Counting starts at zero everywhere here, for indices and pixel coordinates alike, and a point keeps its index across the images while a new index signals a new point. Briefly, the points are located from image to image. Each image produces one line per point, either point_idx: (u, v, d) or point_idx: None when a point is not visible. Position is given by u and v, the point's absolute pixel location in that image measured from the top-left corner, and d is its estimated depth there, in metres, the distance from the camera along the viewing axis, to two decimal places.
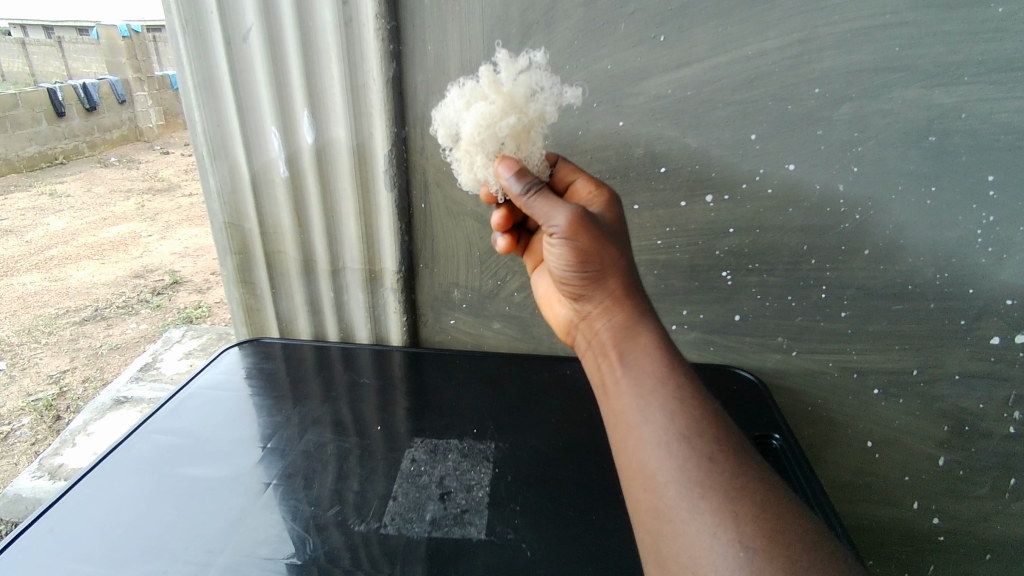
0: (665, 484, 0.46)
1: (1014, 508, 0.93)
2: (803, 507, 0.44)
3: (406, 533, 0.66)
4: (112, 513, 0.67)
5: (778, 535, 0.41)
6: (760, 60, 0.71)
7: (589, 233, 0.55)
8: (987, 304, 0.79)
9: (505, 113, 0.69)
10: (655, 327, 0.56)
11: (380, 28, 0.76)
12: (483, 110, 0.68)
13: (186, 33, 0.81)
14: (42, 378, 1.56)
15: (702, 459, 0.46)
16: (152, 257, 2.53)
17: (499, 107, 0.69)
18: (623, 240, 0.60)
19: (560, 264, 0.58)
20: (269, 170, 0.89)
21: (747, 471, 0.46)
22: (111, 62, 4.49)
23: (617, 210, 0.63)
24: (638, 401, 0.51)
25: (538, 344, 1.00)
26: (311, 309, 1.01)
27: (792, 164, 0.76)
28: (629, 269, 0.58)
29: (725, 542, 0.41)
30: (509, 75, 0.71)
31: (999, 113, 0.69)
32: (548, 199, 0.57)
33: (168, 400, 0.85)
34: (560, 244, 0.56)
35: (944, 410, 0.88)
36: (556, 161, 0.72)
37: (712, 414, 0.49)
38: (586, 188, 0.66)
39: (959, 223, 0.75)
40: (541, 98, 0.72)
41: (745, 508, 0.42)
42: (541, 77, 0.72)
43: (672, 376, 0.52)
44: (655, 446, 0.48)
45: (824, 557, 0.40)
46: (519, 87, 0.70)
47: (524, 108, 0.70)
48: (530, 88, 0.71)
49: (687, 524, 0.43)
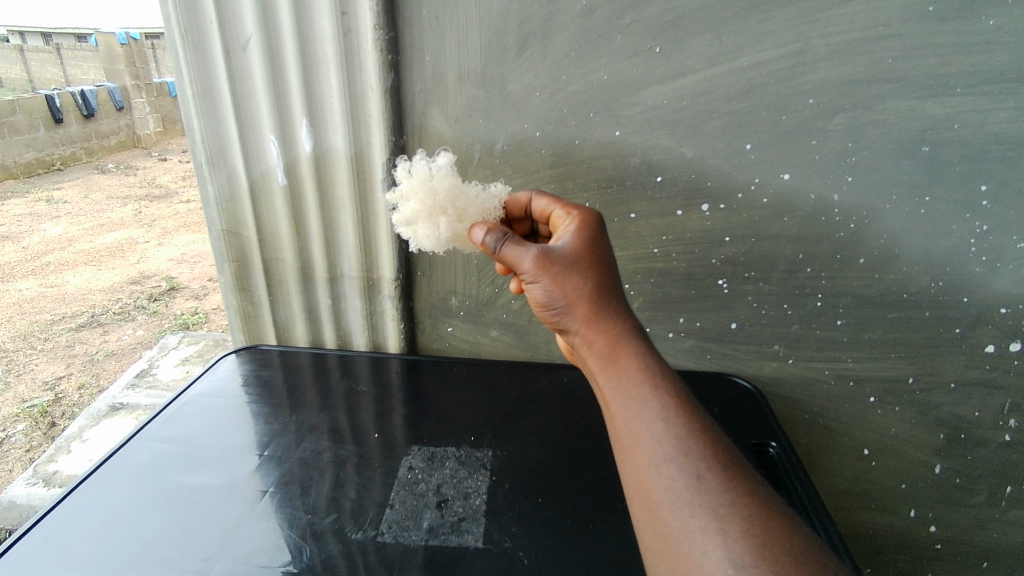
0: (658, 503, 0.46)
1: (1011, 516, 0.93)
2: (793, 518, 0.44)
3: (404, 542, 0.65)
4: (108, 521, 0.66)
5: (766, 551, 0.41)
6: (754, 71, 0.72)
7: (553, 269, 0.57)
8: (980, 312, 0.80)
9: (435, 224, 0.77)
10: (641, 349, 0.55)
11: (379, 39, 0.77)
12: (421, 234, 0.78)
13: (185, 42, 0.81)
14: (38, 386, 1.62)
15: (692, 478, 0.46)
16: (149, 263, 2.54)
17: (427, 223, 0.78)
18: (606, 266, 0.59)
19: (542, 307, 0.60)
20: (268, 178, 0.90)
21: (736, 485, 0.45)
22: (109, 69, 4.52)
23: (596, 229, 0.62)
24: (627, 422, 0.50)
25: (535, 351, 1.01)
26: (308, 316, 1.01)
27: (787, 174, 0.77)
28: (610, 293, 0.58)
29: (713, 559, 0.42)
30: (406, 196, 0.78)
31: (991, 124, 0.70)
32: (515, 243, 0.60)
33: (164, 408, 0.84)
34: (532, 285, 0.58)
35: (940, 417, 0.88)
36: (530, 202, 0.73)
37: (699, 430, 0.49)
38: (565, 208, 0.66)
39: (952, 232, 0.76)
40: (439, 178, 0.78)
41: (734, 525, 0.43)
42: (415, 168, 0.78)
43: (655, 397, 0.50)
44: (646, 466, 0.48)
45: (811, 570, 0.41)
46: (420, 192, 0.77)
47: (438, 202, 0.77)
48: (425, 182, 0.77)
49: (679, 542, 0.44)
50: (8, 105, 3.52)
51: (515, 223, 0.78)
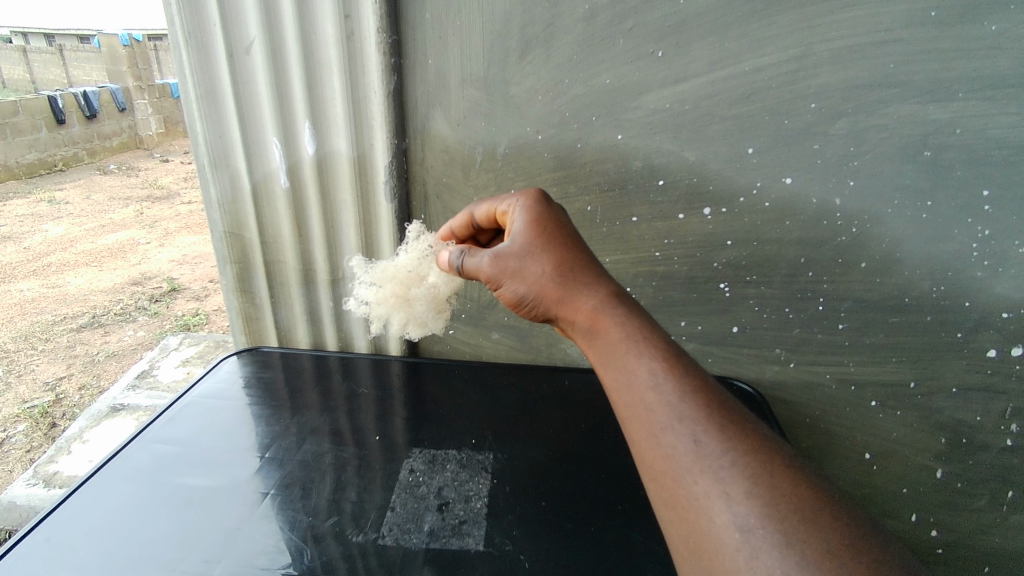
0: (662, 473, 0.46)
1: (1013, 521, 0.90)
2: (799, 470, 0.43)
3: (404, 545, 0.65)
4: (110, 521, 0.67)
5: (772, 510, 0.41)
6: (756, 75, 0.72)
7: (510, 268, 0.60)
8: (981, 317, 0.79)
9: (414, 300, 0.87)
10: (620, 316, 0.54)
11: (381, 42, 0.79)
12: (419, 326, 0.88)
13: (188, 45, 0.81)
14: (39, 387, 1.65)
15: (691, 443, 0.45)
16: (150, 264, 2.54)
17: (417, 305, 0.87)
18: (566, 245, 0.60)
19: (520, 307, 0.62)
20: (270, 180, 0.90)
21: (739, 445, 0.45)
22: (113, 70, 4.55)
23: (541, 206, 0.63)
24: (621, 397, 0.51)
25: (537, 354, 1.01)
26: (310, 318, 1.01)
27: (789, 178, 0.77)
28: (571, 269, 0.58)
29: (720, 524, 0.42)
30: (379, 310, 0.87)
31: (994, 129, 0.69)
32: (470, 255, 0.64)
33: (166, 409, 0.85)
34: (501, 288, 0.62)
35: (941, 421, 0.87)
36: (472, 215, 0.73)
37: (693, 393, 0.48)
38: (511, 197, 0.66)
39: (953, 237, 0.75)
40: (378, 275, 0.87)
41: (737, 487, 0.42)
42: (361, 292, 0.89)
43: (641, 365, 0.50)
44: (646, 438, 0.48)
45: (823, 522, 0.40)
46: (381, 293, 0.87)
47: (403, 282, 0.86)
48: (375, 288, 0.88)
49: (687, 510, 0.44)
50: (12, 106, 3.54)
51: (479, 235, 0.77)
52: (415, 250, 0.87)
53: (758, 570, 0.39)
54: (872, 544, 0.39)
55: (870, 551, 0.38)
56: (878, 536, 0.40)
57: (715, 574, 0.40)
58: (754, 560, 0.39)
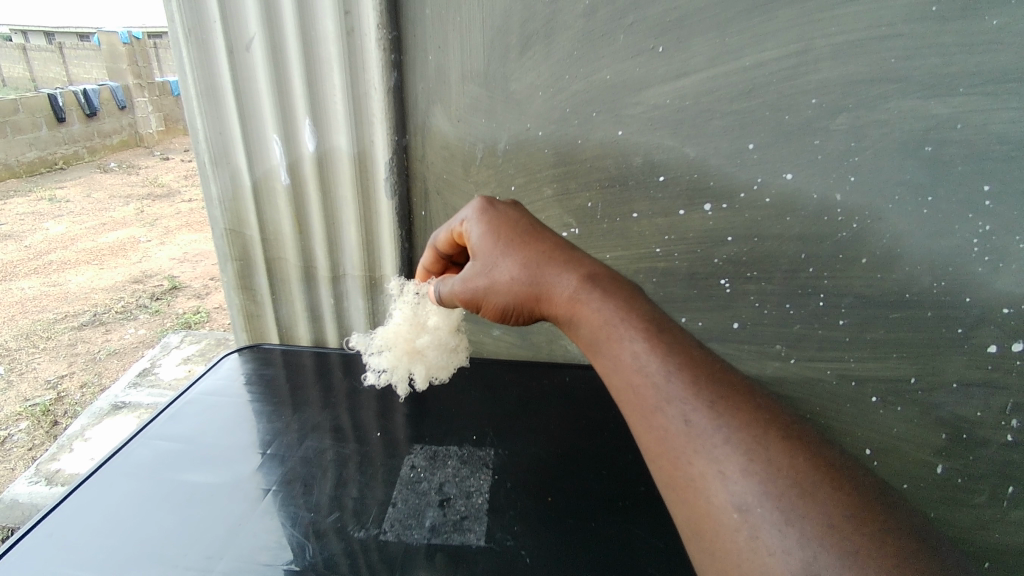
0: (657, 456, 0.46)
1: (1013, 517, 0.89)
2: (793, 440, 0.43)
3: (405, 540, 0.65)
4: (113, 518, 0.67)
5: (770, 487, 0.41)
6: (757, 71, 0.72)
7: (483, 283, 0.61)
8: (982, 311, 0.77)
9: (427, 349, 0.86)
10: (595, 301, 0.54)
11: (382, 38, 0.79)
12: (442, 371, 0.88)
13: (188, 41, 0.81)
14: (40, 385, 1.66)
15: (681, 424, 0.45)
16: (150, 262, 2.54)
17: (433, 351, 0.87)
18: (531, 241, 0.60)
19: (504, 317, 0.62)
20: (270, 176, 0.90)
21: (731, 422, 0.44)
22: (113, 69, 4.55)
23: (493, 210, 0.63)
24: (613, 391, 0.51)
25: (537, 350, 1.01)
26: (311, 316, 1.02)
27: (790, 174, 0.77)
28: (537, 266, 0.58)
29: (718, 503, 0.42)
30: (398, 370, 0.87)
31: (994, 124, 0.68)
32: (446, 284, 0.66)
33: (167, 406, 0.85)
34: (480, 302, 0.63)
35: (942, 417, 0.86)
36: (438, 246, 0.73)
37: (679, 371, 0.48)
38: (462, 212, 0.66)
39: (954, 232, 0.73)
40: (382, 340, 0.88)
41: (733, 464, 0.42)
42: (374, 362, 0.90)
43: (624, 350, 0.50)
44: (638, 425, 0.48)
45: (821, 493, 0.40)
46: (393, 354, 0.87)
47: (410, 335, 0.86)
48: (385, 353, 0.88)
49: (685, 491, 0.44)
50: (11, 104, 3.54)
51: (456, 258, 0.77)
52: (404, 303, 0.89)
53: (760, 548, 0.39)
54: (872, 512, 0.39)
55: (868, 520, 0.39)
56: (875, 505, 0.40)
57: (718, 555, 0.41)
58: (755, 540, 0.39)
